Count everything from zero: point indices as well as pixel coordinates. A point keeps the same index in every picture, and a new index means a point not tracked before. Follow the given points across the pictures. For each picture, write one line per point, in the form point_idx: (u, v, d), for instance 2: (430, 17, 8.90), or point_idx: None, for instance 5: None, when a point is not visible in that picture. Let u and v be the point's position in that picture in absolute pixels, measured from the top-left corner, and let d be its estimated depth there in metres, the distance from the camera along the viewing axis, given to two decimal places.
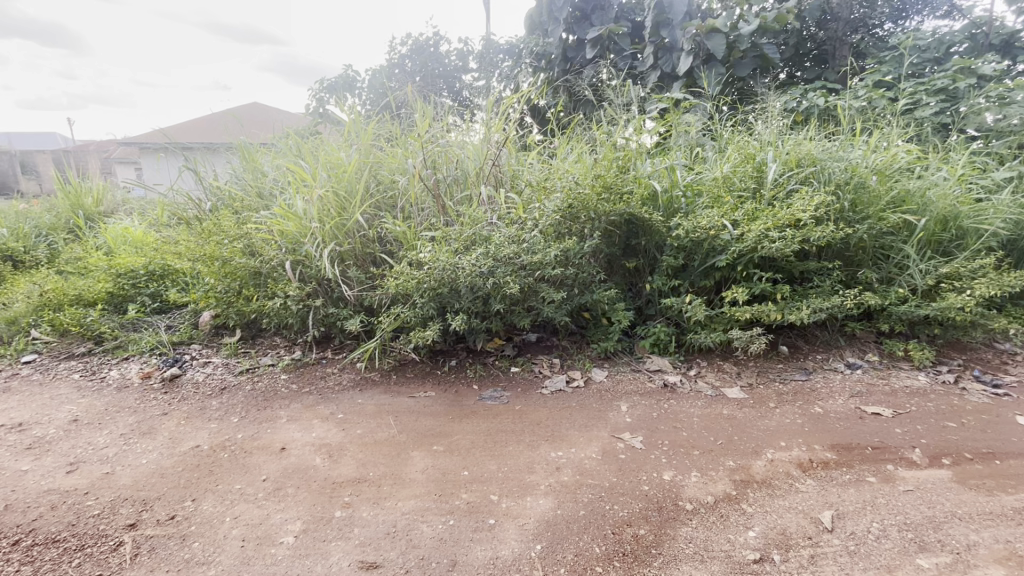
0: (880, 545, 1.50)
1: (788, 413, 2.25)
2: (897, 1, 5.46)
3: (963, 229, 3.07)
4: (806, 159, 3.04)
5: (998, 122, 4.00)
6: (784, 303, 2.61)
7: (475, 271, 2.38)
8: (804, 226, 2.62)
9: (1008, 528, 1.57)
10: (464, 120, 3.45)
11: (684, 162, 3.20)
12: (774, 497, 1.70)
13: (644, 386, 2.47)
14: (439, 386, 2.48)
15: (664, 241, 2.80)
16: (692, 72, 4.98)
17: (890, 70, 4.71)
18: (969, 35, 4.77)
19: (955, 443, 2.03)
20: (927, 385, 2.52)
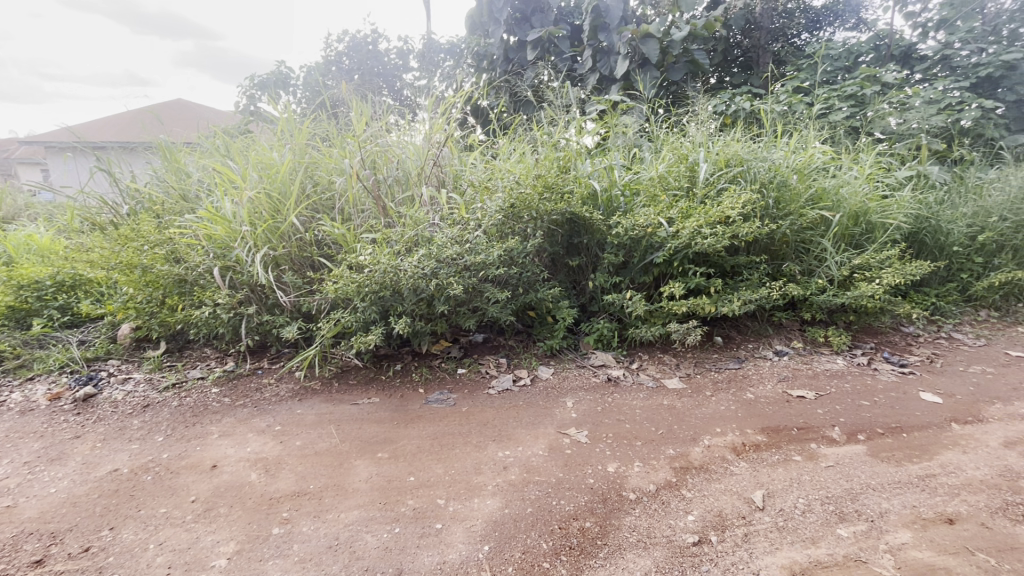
0: (806, 519, 1.61)
1: (723, 401, 2.37)
2: (811, 13, 5.89)
3: (871, 223, 3.35)
4: (734, 159, 3.21)
5: (900, 125, 4.41)
6: (717, 296, 2.75)
7: (418, 272, 2.35)
8: (733, 222, 2.77)
9: (913, 495, 1.73)
10: (404, 120, 3.39)
11: (622, 162, 3.31)
12: (711, 481, 1.79)
13: (589, 381, 2.53)
14: (383, 392, 2.42)
15: (605, 240, 2.88)
16: (629, 75, 5.15)
17: (807, 77, 5.08)
18: (873, 47, 5.23)
19: (869, 420, 2.21)
20: (844, 368, 2.73)
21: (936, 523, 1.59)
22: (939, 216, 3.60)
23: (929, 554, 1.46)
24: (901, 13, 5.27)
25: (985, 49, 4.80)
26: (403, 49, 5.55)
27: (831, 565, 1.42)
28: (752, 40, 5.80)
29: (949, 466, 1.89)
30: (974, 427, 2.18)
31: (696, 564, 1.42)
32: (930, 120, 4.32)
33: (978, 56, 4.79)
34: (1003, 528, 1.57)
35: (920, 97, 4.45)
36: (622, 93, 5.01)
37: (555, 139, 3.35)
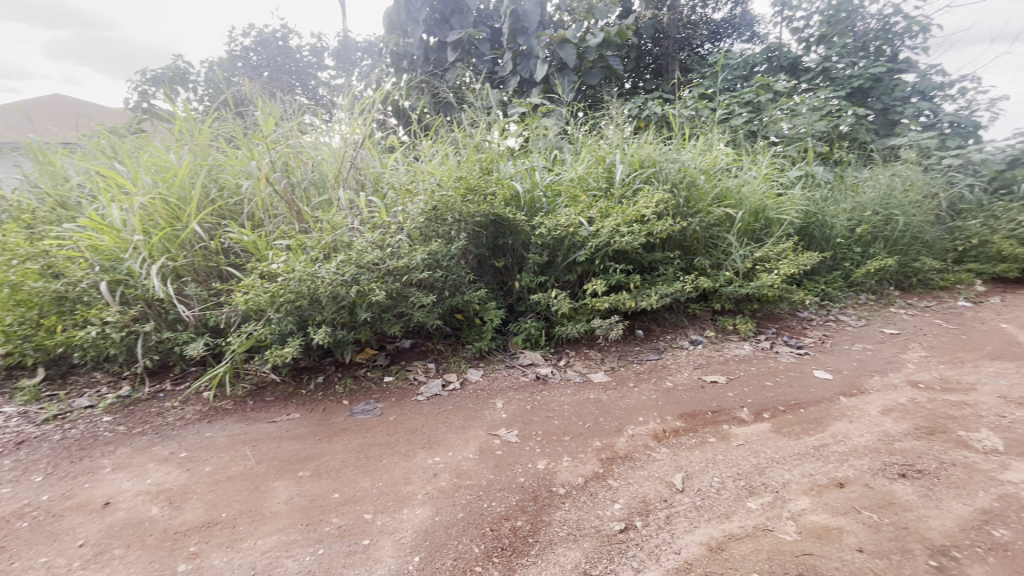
0: (720, 497, 1.72)
1: (645, 391, 2.48)
2: (712, 25, 6.35)
3: (770, 219, 3.66)
4: (647, 161, 3.39)
5: (790, 130, 4.87)
6: (636, 291, 2.89)
7: (338, 279, 2.26)
8: (648, 221, 2.92)
9: (810, 464, 1.91)
10: (318, 121, 3.25)
11: (544, 164, 3.38)
12: (635, 469, 1.87)
13: (518, 381, 2.55)
14: (304, 407, 2.29)
15: (529, 240, 2.92)
16: (548, 79, 5.27)
17: (710, 84, 5.47)
18: (766, 58, 5.74)
19: (772, 399, 2.42)
20: (751, 352, 2.96)
21: (829, 488, 1.77)
22: (824, 212, 4.02)
23: (825, 517, 1.62)
24: (788, 28, 5.82)
25: (857, 63, 5.42)
26: (316, 46, 5.31)
27: (743, 536, 1.54)
28: (661, 48, 6.15)
29: (838, 435, 2.11)
30: (858, 398, 2.45)
31: (624, 549, 1.48)
32: (814, 126, 4.81)
33: (851, 70, 5.41)
34: (882, 487, 1.78)
35: (806, 104, 4.93)
36: (542, 96, 5.12)
37: (476, 140, 3.35)
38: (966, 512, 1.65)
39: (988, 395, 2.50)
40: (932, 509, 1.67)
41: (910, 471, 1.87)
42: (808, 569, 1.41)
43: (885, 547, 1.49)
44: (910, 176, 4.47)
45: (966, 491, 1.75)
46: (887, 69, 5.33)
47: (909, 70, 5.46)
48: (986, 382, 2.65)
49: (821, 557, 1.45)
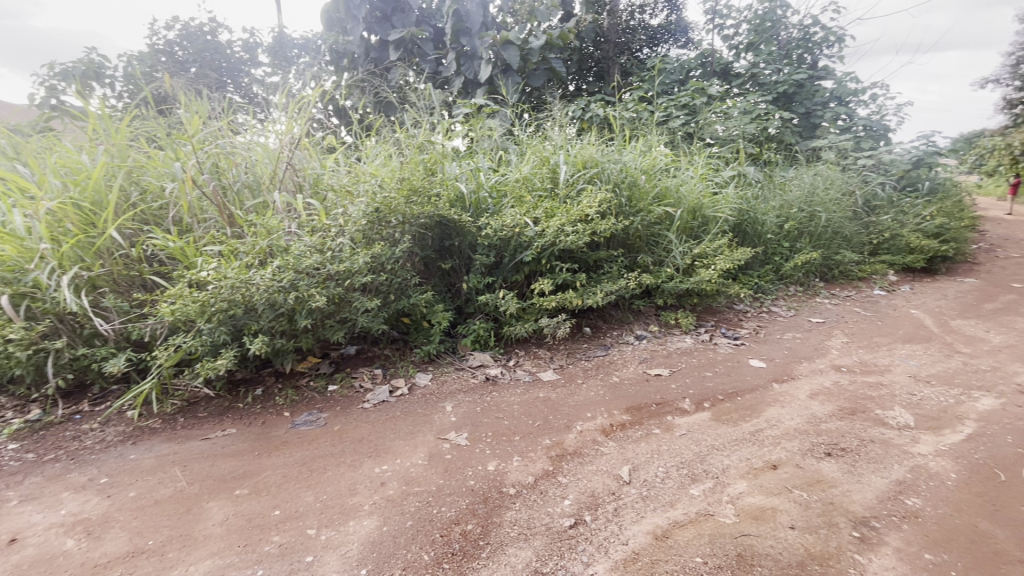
0: (665, 486, 1.78)
1: (593, 387, 2.53)
2: (650, 31, 6.58)
3: (707, 217, 3.83)
4: (589, 162, 3.47)
5: (723, 132, 5.12)
6: (583, 289, 2.95)
7: (275, 286, 2.16)
8: (592, 220, 2.99)
9: (747, 449, 2.01)
10: (250, 120, 3.09)
11: (489, 165, 3.39)
12: (584, 464, 1.90)
13: (467, 383, 2.53)
14: (240, 421, 2.17)
15: (476, 241, 2.91)
16: (492, 80, 5.28)
17: (648, 87, 5.67)
18: (700, 63, 6.01)
19: (712, 389, 2.53)
20: (692, 345, 3.09)
21: (764, 471, 1.87)
22: (755, 210, 4.26)
23: (760, 498, 1.71)
24: (719, 35, 6.13)
25: (782, 70, 5.78)
26: (249, 42, 5.05)
27: (686, 523, 1.60)
28: (602, 52, 6.31)
29: (772, 420, 2.24)
30: (789, 384, 2.61)
31: (573, 545, 1.50)
32: (745, 128, 5.09)
33: (777, 76, 5.75)
34: (811, 466, 1.90)
35: (737, 108, 5.21)
36: (487, 96, 5.12)
37: (420, 141, 3.31)
38: (883, 484, 1.79)
39: (901, 375, 2.73)
40: (854, 483, 1.80)
41: (835, 449, 2.01)
42: (746, 549, 1.48)
43: (815, 522, 1.59)
44: (830, 176, 4.82)
45: (883, 465, 1.91)
46: (808, 76, 5.72)
47: (827, 77, 5.88)
48: (898, 363, 2.89)
49: (757, 536, 1.54)
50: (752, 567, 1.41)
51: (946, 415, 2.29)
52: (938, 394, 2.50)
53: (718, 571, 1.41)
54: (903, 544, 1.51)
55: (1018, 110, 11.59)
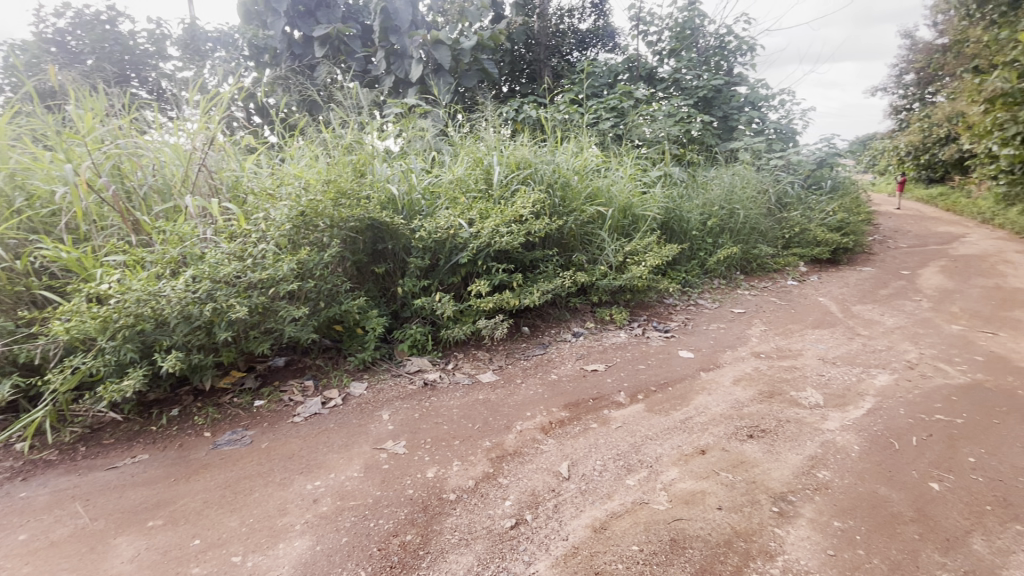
0: (603, 478, 1.83)
1: (532, 386, 2.56)
2: (579, 35, 6.76)
3: (637, 216, 3.98)
4: (522, 163, 3.51)
5: (649, 134, 5.35)
6: (519, 289, 2.97)
7: (188, 297, 2.00)
8: (526, 221, 3.03)
9: (678, 437, 2.11)
10: (157, 118, 2.86)
11: (422, 166, 3.34)
12: (524, 464, 1.91)
13: (404, 390, 2.47)
14: (154, 445, 2.00)
15: (410, 244, 2.86)
16: (424, 80, 5.21)
17: (579, 90, 5.82)
18: (627, 68, 6.26)
19: (645, 381, 2.63)
20: (626, 339, 3.20)
21: (693, 456, 1.96)
22: (681, 208, 4.48)
23: (691, 483, 1.80)
24: (643, 41, 6.40)
25: (701, 76, 6.12)
26: (155, 33, 4.67)
27: (623, 513, 1.65)
28: (534, 54, 6.40)
29: (700, 407, 2.36)
30: (715, 372, 2.77)
31: (515, 545, 1.50)
32: (669, 130, 5.36)
33: (697, 81, 6.08)
34: (735, 448, 2.02)
35: (661, 111, 5.47)
36: (419, 97, 5.04)
37: (349, 141, 3.19)
38: (798, 461, 1.94)
39: (811, 358, 2.97)
40: (773, 462, 1.93)
41: (756, 431, 2.15)
42: (679, 533, 1.55)
43: (739, 502, 1.70)
44: (746, 176, 5.16)
45: (798, 443, 2.06)
46: (725, 82, 6.10)
47: (741, 83, 6.30)
48: (809, 347, 3.15)
49: (689, 520, 1.61)
50: (684, 550, 1.48)
51: (850, 392, 2.52)
52: (842, 374, 2.74)
53: (653, 556, 1.46)
54: (816, 514, 1.64)
55: (902, 116, 12.99)
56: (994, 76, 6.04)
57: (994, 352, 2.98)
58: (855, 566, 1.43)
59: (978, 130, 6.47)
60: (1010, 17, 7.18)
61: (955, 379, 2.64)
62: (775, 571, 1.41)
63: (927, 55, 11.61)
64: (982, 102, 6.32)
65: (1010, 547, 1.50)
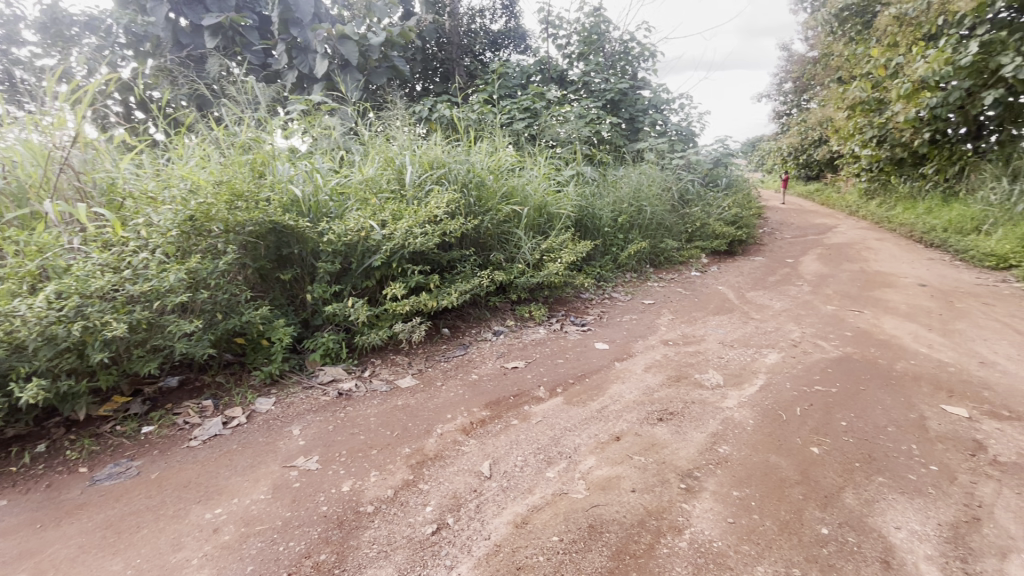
0: (524, 473, 1.86)
1: (452, 387, 2.53)
2: (490, 35, 6.81)
3: (551, 214, 4.07)
4: (436, 162, 3.47)
5: (561, 135, 5.52)
6: (437, 291, 2.94)
7: (49, 316, 1.76)
8: (441, 221, 3.00)
9: (595, 426, 2.19)
10: (6, 110, 2.47)
11: (329, 166, 3.19)
12: (445, 467, 1.88)
13: (317, 402, 2.34)
14: (14, 488, 1.73)
15: (318, 248, 2.71)
16: (330, 77, 4.98)
17: (492, 90, 5.87)
18: (538, 70, 6.40)
19: (563, 374, 2.71)
20: (545, 335, 3.26)
21: (609, 443, 2.05)
22: (592, 206, 4.66)
23: (607, 469, 1.88)
24: (553, 44, 6.58)
25: (608, 79, 6.40)
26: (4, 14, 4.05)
27: (543, 505, 1.68)
28: (445, 53, 6.34)
29: (614, 395, 2.47)
30: (628, 361, 2.91)
31: (436, 551, 1.48)
32: (580, 131, 5.55)
33: (605, 84, 6.34)
34: (647, 432, 2.14)
35: (572, 112, 5.65)
36: (325, 94, 4.81)
37: (244, 139, 2.96)
38: (702, 438, 2.09)
39: (713, 343, 3.22)
40: (680, 442, 2.06)
41: (665, 414, 2.29)
42: (596, 519, 1.61)
43: (651, 482, 1.80)
44: (652, 175, 5.47)
45: (702, 422, 2.22)
46: (630, 86, 6.41)
47: (645, 87, 6.66)
48: (711, 332, 3.41)
49: (605, 505, 1.68)
50: (601, 535, 1.54)
51: (745, 371, 2.76)
52: (739, 355, 3.00)
53: (572, 545, 1.50)
54: (718, 486, 1.78)
55: (784, 120, 14.46)
56: (854, 86, 6.90)
57: (860, 328, 3.40)
58: (751, 530, 1.56)
59: (844, 133, 7.35)
60: (865, 34, 8.24)
61: (830, 353, 2.98)
62: (683, 544, 1.51)
63: (802, 66, 13.01)
64: (845, 109, 7.20)
65: (874, 497, 1.72)
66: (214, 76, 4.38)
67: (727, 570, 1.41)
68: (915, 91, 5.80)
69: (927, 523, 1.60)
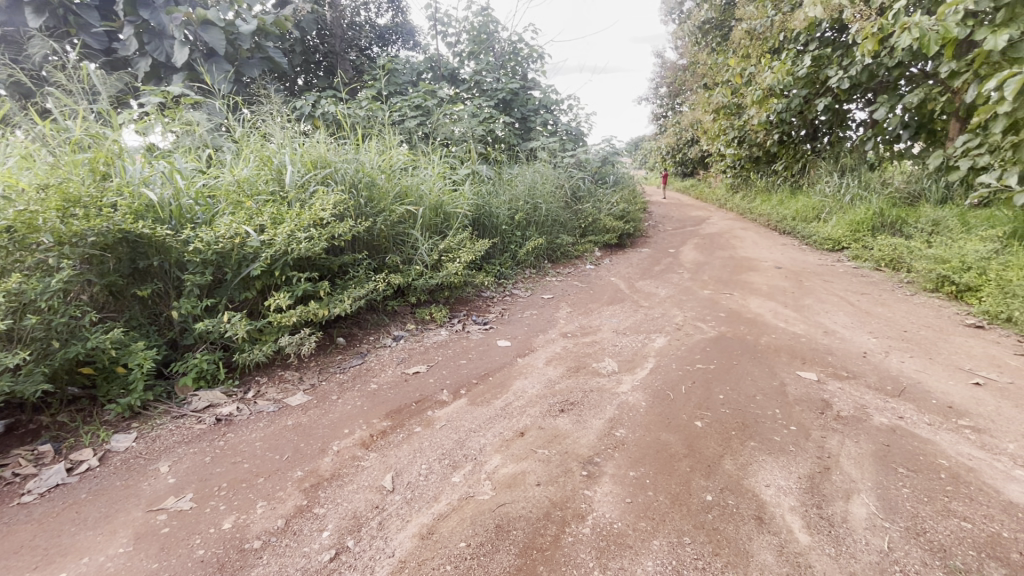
0: (429, 482, 1.80)
1: (350, 400, 2.39)
2: (377, 30, 6.60)
3: (448, 213, 4.01)
4: (320, 161, 3.26)
5: (456, 133, 5.47)
6: (327, 298, 2.76)
7: None
8: (328, 224, 2.83)
9: (499, 424, 2.19)
10: None
11: (194, 165, 2.86)
12: (343, 486, 1.77)
13: (190, 432, 2.08)
14: None
15: (183, 258, 2.42)
16: (192, 67, 4.46)
17: (381, 86, 5.67)
18: (429, 67, 6.31)
19: (466, 374, 2.68)
20: (447, 336, 3.21)
21: (514, 440, 2.07)
22: (489, 204, 4.68)
23: (512, 466, 1.89)
24: (443, 42, 6.51)
25: (499, 79, 6.47)
26: None
27: (450, 512, 1.64)
28: (328, 46, 6.06)
29: (517, 391, 2.50)
30: (530, 356, 2.96)
31: None
32: (473, 130, 5.55)
33: (497, 83, 6.40)
34: (549, 425, 2.19)
35: (465, 111, 5.64)
36: (186, 85, 4.29)
37: (81, 135, 2.54)
38: (600, 425, 2.19)
39: (608, 332, 3.39)
40: (581, 430, 2.14)
41: (567, 405, 2.36)
42: (503, 518, 1.61)
43: (555, 474, 1.84)
44: (545, 173, 5.63)
45: (600, 409, 2.32)
46: (520, 86, 6.53)
47: (535, 87, 6.85)
48: (606, 322, 3.58)
49: (511, 502, 1.68)
50: (509, 533, 1.54)
51: (637, 356, 2.94)
52: (631, 342, 3.19)
53: (480, 548, 1.48)
54: (616, 469, 1.87)
55: (661, 121, 15.71)
56: (717, 91, 7.71)
57: (732, 309, 3.78)
58: (646, 507, 1.66)
59: (711, 133, 8.16)
60: (723, 46, 9.19)
61: (708, 334, 3.28)
62: (587, 529, 1.56)
63: (673, 72, 14.24)
64: (711, 112, 8.00)
65: (748, 460, 1.91)
66: (39, 60, 3.71)
67: (627, 549, 1.48)
68: (765, 98, 6.58)
69: (790, 477, 1.81)
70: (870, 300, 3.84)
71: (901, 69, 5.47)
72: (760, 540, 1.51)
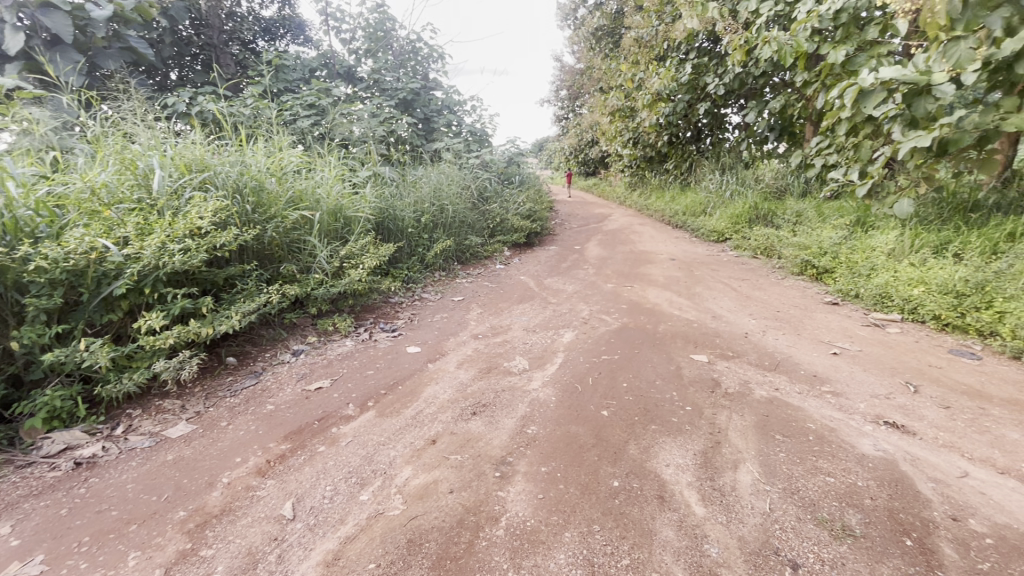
0: (334, 504, 1.69)
1: (242, 425, 2.19)
2: (262, 22, 6.14)
3: (348, 218, 3.83)
4: (195, 164, 2.95)
5: (355, 133, 5.24)
6: (211, 316, 2.51)
7: None
8: (208, 233, 2.57)
9: (410, 434, 2.13)
10: None
11: (32, 171, 2.45)
12: (236, 521, 1.61)
13: (40, 482, 1.78)
14: None
15: (23, 279, 2.06)
16: (31, 55, 3.83)
17: (268, 83, 5.27)
18: (322, 64, 5.97)
19: (374, 386, 2.57)
20: (353, 347, 3.07)
21: (425, 449, 2.01)
22: (393, 207, 4.54)
23: (423, 476, 1.84)
24: (337, 38, 6.20)
25: (399, 78, 6.29)
26: None
27: (357, 534, 1.55)
28: (205, 38, 5.53)
29: (428, 398, 2.44)
30: (441, 361, 2.91)
31: None
32: (374, 130, 5.34)
33: (397, 82, 6.22)
34: (461, 429, 2.16)
35: (364, 111, 5.41)
36: (24, 77, 3.69)
37: None
38: (512, 424, 2.20)
39: (518, 330, 3.43)
40: (493, 432, 2.14)
41: (479, 408, 2.35)
42: (415, 532, 1.56)
43: (467, 479, 1.81)
44: (450, 174, 5.58)
45: (512, 408, 2.34)
46: (421, 86, 6.41)
47: (437, 88, 6.76)
48: (516, 321, 3.63)
49: (423, 514, 1.63)
50: (421, 547, 1.49)
51: (546, 353, 3.01)
52: (540, 339, 3.25)
53: (391, 567, 1.42)
54: (528, 466, 1.89)
55: (564, 123, 16.27)
56: (611, 95, 8.14)
57: (633, 301, 4.00)
58: (558, 501, 1.69)
59: (608, 134, 8.59)
60: (615, 52, 9.71)
61: (612, 326, 3.44)
62: (500, 531, 1.56)
63: (572, 75, 14.80)
64: (608, 114, 8.41)
65: (650, 443, 2.02)
66: None
67: (540, 545, 1.50)
68: (654, 101, 7.05)
69: (687, 455, 1.95)
70: (750, 285, 4.27)
71: (765, 78, 6.13)
72: (662, 517, 1.61)
